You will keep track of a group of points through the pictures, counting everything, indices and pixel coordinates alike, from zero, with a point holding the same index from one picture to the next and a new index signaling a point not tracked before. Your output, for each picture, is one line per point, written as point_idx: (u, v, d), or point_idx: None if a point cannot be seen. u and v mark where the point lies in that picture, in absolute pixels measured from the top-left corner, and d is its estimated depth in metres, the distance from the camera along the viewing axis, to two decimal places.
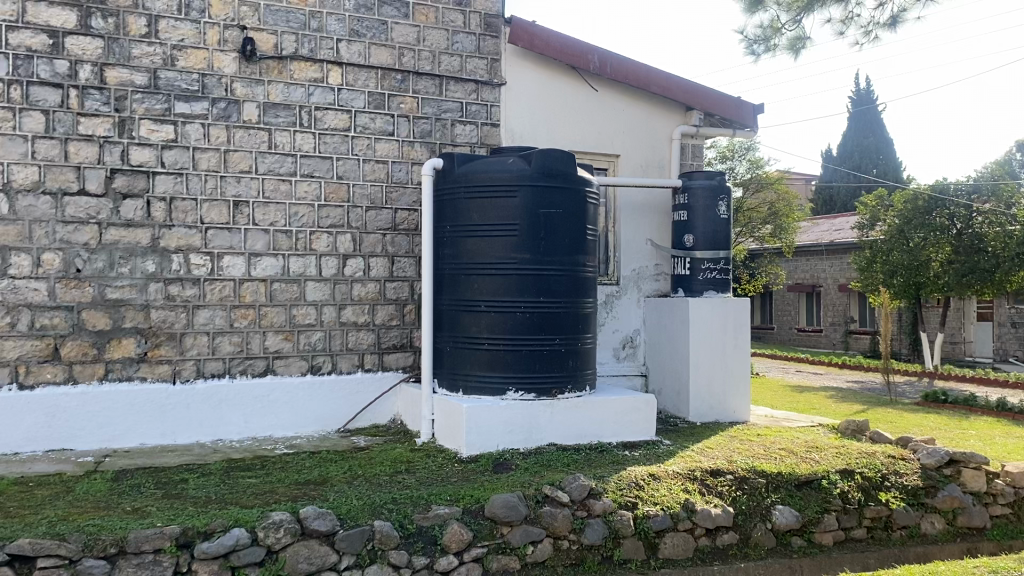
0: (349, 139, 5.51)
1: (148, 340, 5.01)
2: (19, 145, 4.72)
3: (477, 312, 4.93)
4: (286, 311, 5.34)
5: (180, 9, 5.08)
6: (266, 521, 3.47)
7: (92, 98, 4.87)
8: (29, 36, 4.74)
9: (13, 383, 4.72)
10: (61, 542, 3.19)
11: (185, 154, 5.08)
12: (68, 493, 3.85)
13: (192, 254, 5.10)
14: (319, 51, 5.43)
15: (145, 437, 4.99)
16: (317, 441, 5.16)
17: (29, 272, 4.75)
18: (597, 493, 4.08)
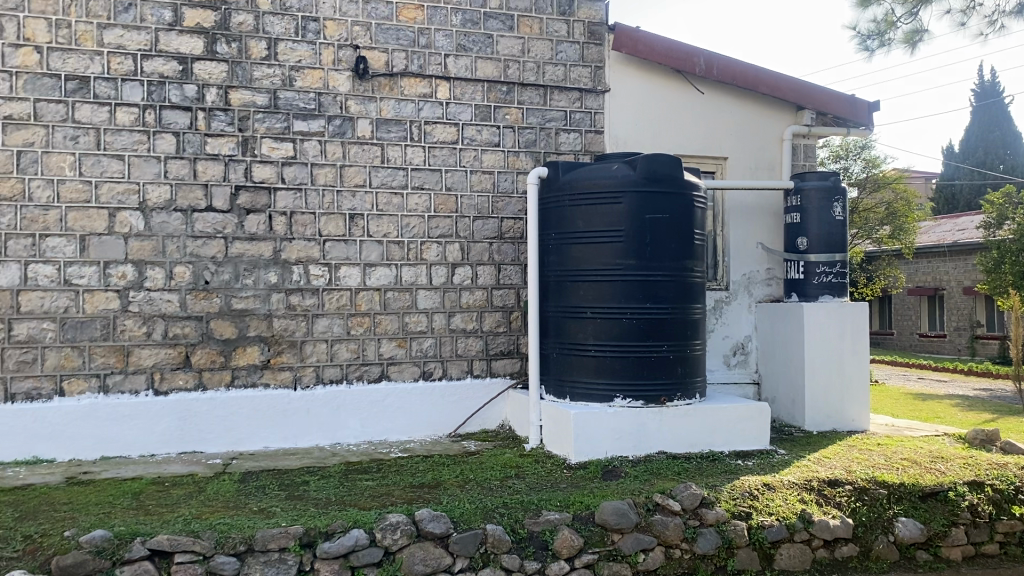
0: (457, 152, 5.64)
1: (271, 348, 5.25)
2: (153, 165, 5.04)
3: (582, 319, 4.95)
4: (398, 320, 5.50)
5: (297, 32, 5.31)
6: (384, 522, 3.60)
7: (218, 120, 5.16)
8: (161, 63, 5.06)
9: (150, 388, 5.04)
10: (195, 539, 3.39)
11: (304, 170, 5.31)
12: (200, 493, 4.08)
13: (312, 265, 5.32)
14: (428, 67, 5.58)
15: (268, 440, 5.23)
16: (430, 445, 5.28)
17: (163, 284, 5.06)
18: (709, 502, 4.03)
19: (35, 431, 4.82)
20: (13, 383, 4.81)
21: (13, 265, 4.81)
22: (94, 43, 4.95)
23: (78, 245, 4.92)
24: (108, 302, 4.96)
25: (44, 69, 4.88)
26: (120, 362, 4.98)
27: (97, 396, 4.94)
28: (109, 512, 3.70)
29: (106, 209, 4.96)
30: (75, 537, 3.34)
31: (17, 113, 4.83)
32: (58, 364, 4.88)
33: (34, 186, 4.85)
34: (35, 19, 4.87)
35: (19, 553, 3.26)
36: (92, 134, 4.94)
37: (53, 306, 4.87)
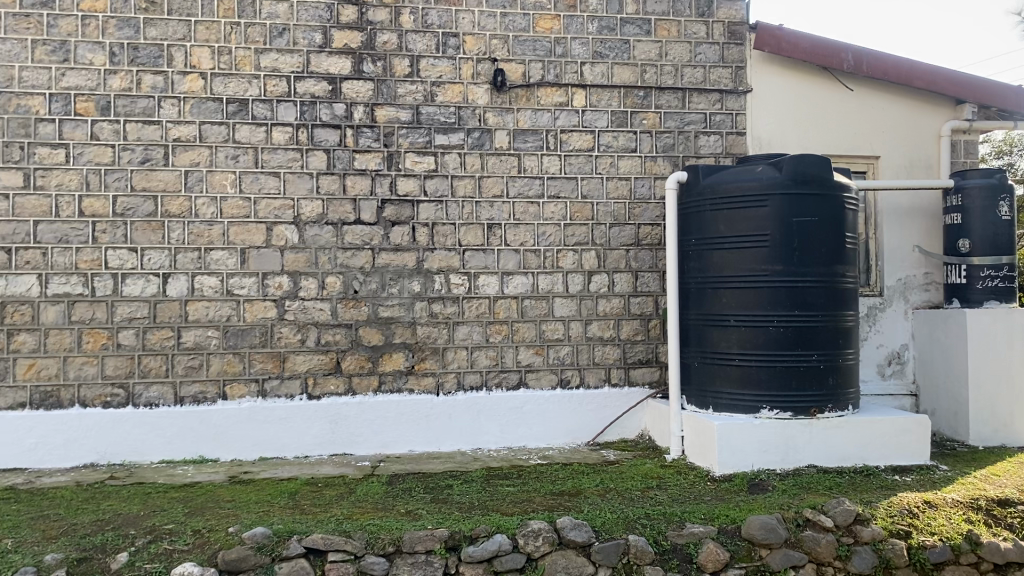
0: (593, 159, 5.63)
1: (415, 354, 5.40)
2: (306, 181, 5.30)
3: (726, 327, 4.82)
4: (536, 327, 5.54)
5: (438, 48, 5.46)
6: (526, 528, 3.63)
7: (365, 136, 5.37)
8: (313, 84, 5.32)
9: (303, 393, 5.29)
10: (347, 539, 3.53)
11: (445, 181, 5.45)
12: (351, 494, 4.25)
13: (452, 274, 5.44)
14: (564, 76, 5.61)
15: (413, 444, 5.38)
16: (569, 453, 5.29)
17: (316, 293, 5.30)
18: (865, 519, 3.83)
19: (203, 431, 5.16)
20: (181, 387, 5.17)
21: (182, 276, 5.18)
22: (252, 67, 5.27)
23: (239, 257, 5.23)
24: (265, 311, 5.25)
25: (208, 94, 5.23)
26: (277, 367, 5.25)
27: (256, 399, 5.24)
28: (268, 510, 3.90)
29: (263, 223, 5.26)
30: (238, 534, 3.54)
31: (183, 135, 5.20)
32: (221, 369, 5.20)
33: (200, 204, 5.20)
34: (201, 47, 5.22)
35: (190, 546, 3.48)
36: (251, 153, 5.26)
37: (216, 315, 5.20)
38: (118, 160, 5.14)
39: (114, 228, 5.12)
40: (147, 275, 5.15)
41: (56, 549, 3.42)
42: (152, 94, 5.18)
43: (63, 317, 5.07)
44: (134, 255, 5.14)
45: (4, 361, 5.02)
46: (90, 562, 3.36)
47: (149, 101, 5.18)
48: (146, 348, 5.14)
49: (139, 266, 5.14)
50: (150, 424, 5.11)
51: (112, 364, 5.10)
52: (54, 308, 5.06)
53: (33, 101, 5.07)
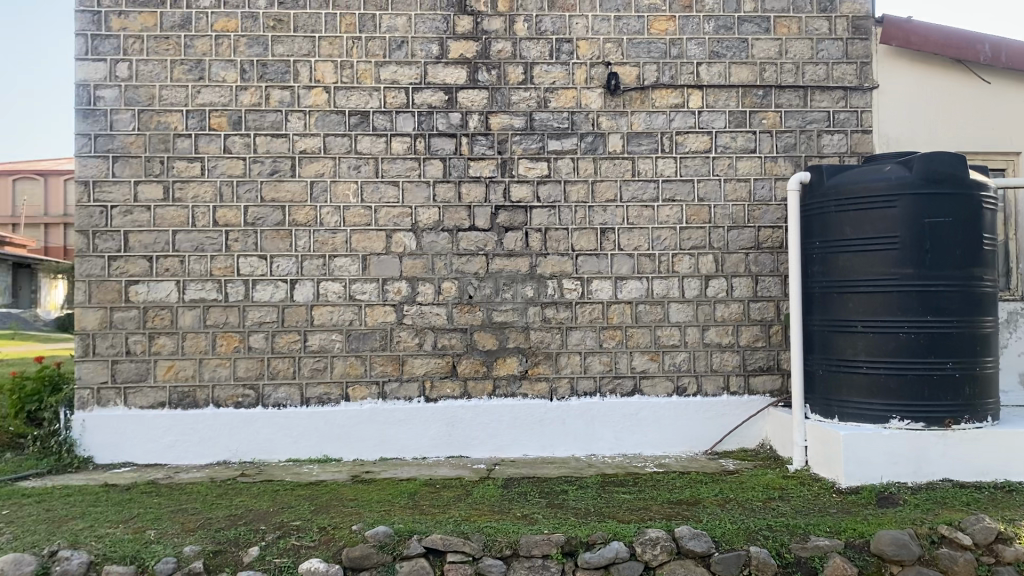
0: (710, 161, 5.52)
1: (529, 359, 5.43)
2: (424, 189, 5.42)
3: (852, 333, 4.64)
4: (651, 333, 5.48)
5: (552, 54, 5.49)
6: (643, 536, 3.59)
7: (479, 144, 5.45)
8: (430, 94, 5.44)
9: (421, 396, 5.40)
10: (465, 540, 3.58)
11: (558, 187, 5.46)
12: (468, 496, 4.31)
13: (566, 279, 5.45)
14: (680, 77, 5.53)
15: (528, 448, 5.41)
16: (686, 461, 5.20)
17: (432, 298, 5.41)
18: (1007, 538, 3.61)
19: (326, 432, 5.34)
20: (307, 388, 5.37)
21: (308, 282, 5.39)
22: (373, 80, 5.43)
23: (360, 263, 5.40)
24: (385, 315, 5.40)
25: (331, 107, 5.42)
26: (396, 370, 5.39)
27: (377, 401, 5.39)
28: (389, 510, 4.00)
29: (383, 231, 5.41)
30: (361, 532, 3.65)
31: (309, 148, 5.41)
32: (344, 372, 5.38)
33: (324, 213, 5.40)
34: (324, 62, 5.43)
35: (317, 542, 3.61)
36: (372, 163, 5.42)
37: (340, 320, 5.38)
38: (249, 172, 5.40)
39: (245, 237, 5.38)
40: (275, 281, 5.38)
41: (194, 541, 3.61)
42: (280, 108, 5.42)
43: (199, 322, 5.36)
44: (263, 263, 5.38)
45: (146, 362, 5.34)
46: (225, 554, 3.52)
47: (277, 115, 5.41)
48: (274, 351, 5.37)
49: (268, 273, 5.38)
50: (278, 424, 5.33)
51: (244, 366, 5.35)
52: (191, 313, 5.36)
53: (172, 118, 5.39)
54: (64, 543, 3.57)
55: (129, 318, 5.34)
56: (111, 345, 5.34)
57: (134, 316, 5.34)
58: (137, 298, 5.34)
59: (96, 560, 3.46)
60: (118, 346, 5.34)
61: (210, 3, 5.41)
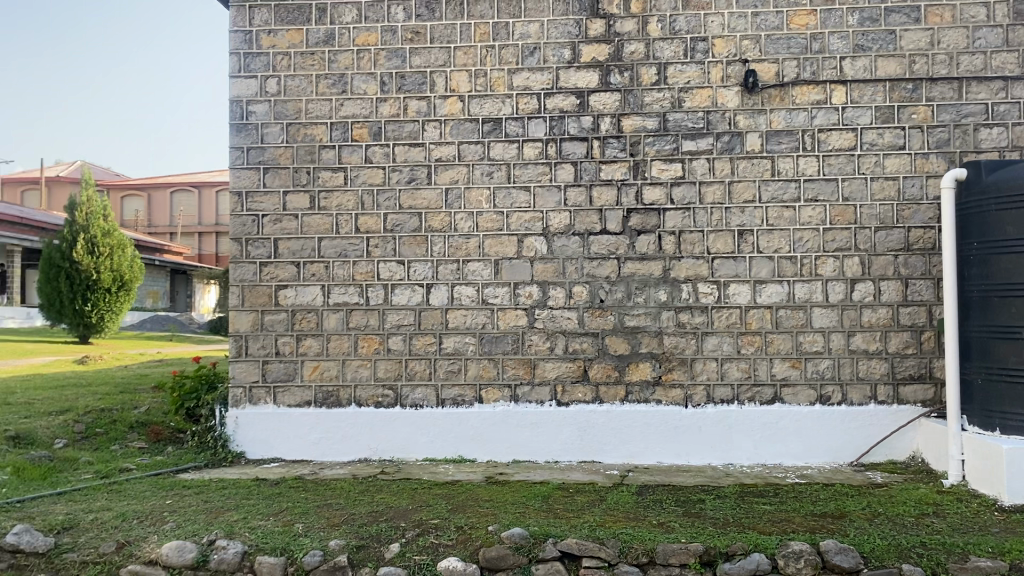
0: (855, 159, 5.29)
1: (663, 365, 5.35)
2: (555, 194, 5.45)
3: (1015, 340, 4.33)
4: (792, 339, 5.29)
5: (686, 54, 5.40)
6: (786, 549, 3.48)
7: (612, 147, 5.42)
8: (562, 99, 5.46)
9: (553, 400, 5.42)
10: (601, 545, 3.56)
11: (693, 188, 5.36)
12: (602, 501, 4.28)
13: (701, 283, 5.34)
14: (821, 73, 5.33)
15: (662, 455, 5.34)
16: (829, 473, 4.99)
17: (564, 302, 5.42)
18: None
19: (461, 433, 5.44)
20: (442, 389, 5.49)
21: (442, 286, 5.51)
22: (506, 87, 5.51)
23: (493, 268, 5.47)
24: (517, 319, 5.45)
25: (466, 115, 5.53)
26: (528, 374, 5.43)
27: (509, 404, 5.44)
28: (523, 512, 4.03)
29: (515, 236, 5.47)
30: (497, 533, 3.69)
31: (444, 155, 5.54)
32: (478, 374, 5.46)
33: (458, 218, 5.51)
34: (459, 71, 5.54)
35: (454, 541, 3.67)
36: (504, 169, 5.49)
37: (473, 323, 5.48)
38: (388, 181, 5.57)
39: (384, 243, 5.56)
40: (412, 286, 5.53)
41: (339, 536, 3.75)
42: (417, 118, 5.57)
43: (342, 324, 5.58)
44: (402, 267, 5.54)
45: (294, 362, 5.60)
46: (368, 549, 3.63)
47: (414, 125, 5.57)
48: (412, 353, 5.52)
49: (406, 278, 5.54)
50: (415, 424, 5.48)
51: (383, 367, 5.53)
52: (334, 316, 5.58)
53: (317, 130, 5.64)
54: (221, 533, 3.78)
55: (279, 320, 5.62)
56: (261, 346, 5.63)
57: (283, 319, 5.62)
58: (286, 302, 5.62)
59: (249, 550, 3.64)
60: (268, 347, 5.63)
61: (352, 18, 5.63)
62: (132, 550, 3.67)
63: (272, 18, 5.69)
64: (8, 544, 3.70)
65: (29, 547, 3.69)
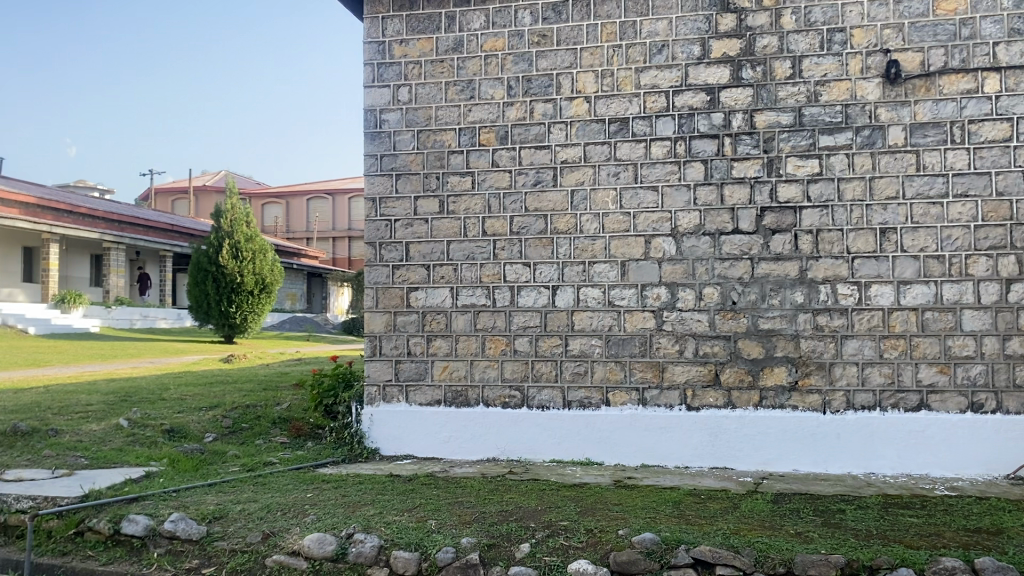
0: (1010, 150, 4.95)
1: (799, 369, 5.17)
2: (684, 193, 5.35)
3: None
4: (940, 343, 5.00)
5: (823, 45, 5.19)
6: (937, 565, 3.28)
7: (744, 144, 5.28)
8: (691, 96, 5.36)
9: (683, 404, 5.32)
10: (735, 554, 3.46)
11: (831, 185, 5.15)
12: (735, 509, 4.17)
13: (840, 284, 5.12)
14: (972, 60, 5.01)
15: (798, 463, 5.15)
16: (983, 485, 4.67)
17: (694, 304, 5.32)
18: None
19: (589, 435, 5.43)
20: (569, 391, 5.49)
21: (568, 288, 5.51)
22: (633, 86, 5.46)
23: (620, 269, 5.43)
24: (645, 321, 5.38)
25: (592, 116, 5.51)
26: (656, 377, 5.35)
27: (637, 407, 5.38)
28: (654, 517, 3.98)
29: (643, 236, 5.40)
30: (627, 538, 3.66)
31: (570, 157, 5.54)
32: (605, 376, 5.43)
33: (585, 220, 5.50)
34: (586, 72, 5.54)
35: (584, 544, 3.66)
36: (631, 169, 5.44)
37: (600, 325, 5.45)
38: (515, 184, 5.62)
39: (511, 245, 5.62)
40: (538, 288, 5.56)
41: (470, 534, 3.80)
42: (544, 120, 5.60)
43: (471, 326, 5.67)
44: (528, 269, 5.58)
45: (425, 362, 5.74)
46: (499, 548, 3.67)
47: (541, 128, 5.60)
48: (539, 354, 5.54)
49: (532, 279, 5.57)
50: (543, 425, 5.50)
51: (510, 368, 5.58)
52: (463, 317, 5.68)
53: (446, 136, 5.76)
54: (358, 527, 3.91)
55: (410, 322, 5.78)
56: (394, 346, 5.81)
57: (414, 320, 5.77)
58: (417, 303, 5.77)
59: (385, 545, 3.74)
60: (400, 347, 5.79)
61: (480, 25, 5.73)
62: (276, 541, 3.85)
63: (404, 28, 5.87)
64: (166, 531, 3.95)
65: (184, 535, 3.93)
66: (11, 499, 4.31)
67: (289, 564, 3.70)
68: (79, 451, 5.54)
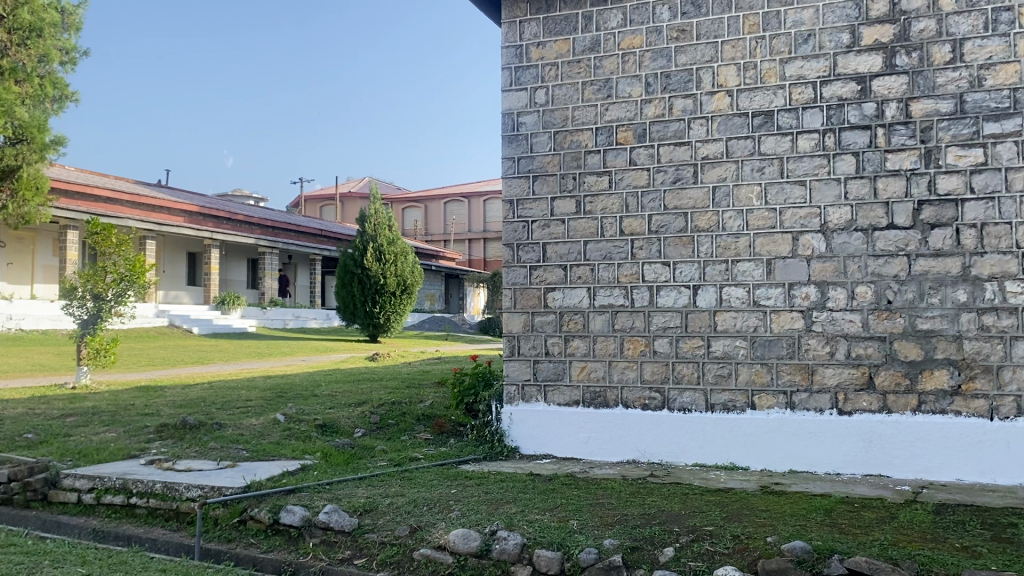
0: None
1: (962, 372, 4.84)
2: (834, 187, 5.12)
3: None
4: None
5: (987, 26, 4.85)
6: None
7: (898, 134, 5.00)
8: (840, 86, 5.13)
9: (834, 408, 5.09)
10: (895, 567, 3.28)
11: (997, 176, 4.80)
12: (893, 519, 3.95)
13: (1009, 281, 4.76)
14: None
15: (963, 473, 4.83)
16: None
17: (845, 304, 5.08)
18: None
19: (733, 439, 5.29)
20: (712, 394, 5.37)
21: (711, 288, 5.39)
22: (777, 78, 5.28)
23: (765, 268, 5.26)
24: (793, 322, 5.19)
25: (734, 110, 5.37)
26: (805, 380, 5.15)
27: (785, 411, 5.20)
28: (804, 525, 3.83)
29: (789, 234, 5.21)
30: (776, 545, 3.53)
31: (712, 153, 5.42)
32: (750, 379, 5.28)
33: (728, 217, 5.36)
34: (727, 65, 5.40)
35: (730, 550, 3.57)
36: (777, 164, 5.26)
37: (745, 325, 5.30)
38: (653, 182, 5.56)
39: (650, 244, 5.55)
40: (679, 287, 5.47)
41: (612, 536, 3.78)
42: (683, 116, 5.50)
43: (609, 326, 5.64)
44: (668, 269, 5.50)
45: (563, 362, 5.76)
46: (642, 551, 3.62)
47: (680, 124, 5.51)
48: (679, 355, 5.45)
49: (672, 279, 5.48)
50: (684, 428, 5.41)
51: (650, 370, 5.52)
52: (601, 318, 5.66)
53: (584, 136, 5.76)
54: (502, 524, 3.97)
55: (548, 322, 5.82)
56: (532, 346, 5.86)
57: (552, 320, 5.81)
58: (554, 304, 5.80)
59: (528, 543, 3.77)
60: (539, 347, 5.84)
61: (617, 23, 5.70)
62: (423, 535, 3.96)
63: (541, 31, 5.92)
64: (320, 522, 4.14)
65: (337, 525, 4.11)
66: (182, 487, 4.65)
67: (435, 558, 3.79)
68: (240, 444, 5.89)
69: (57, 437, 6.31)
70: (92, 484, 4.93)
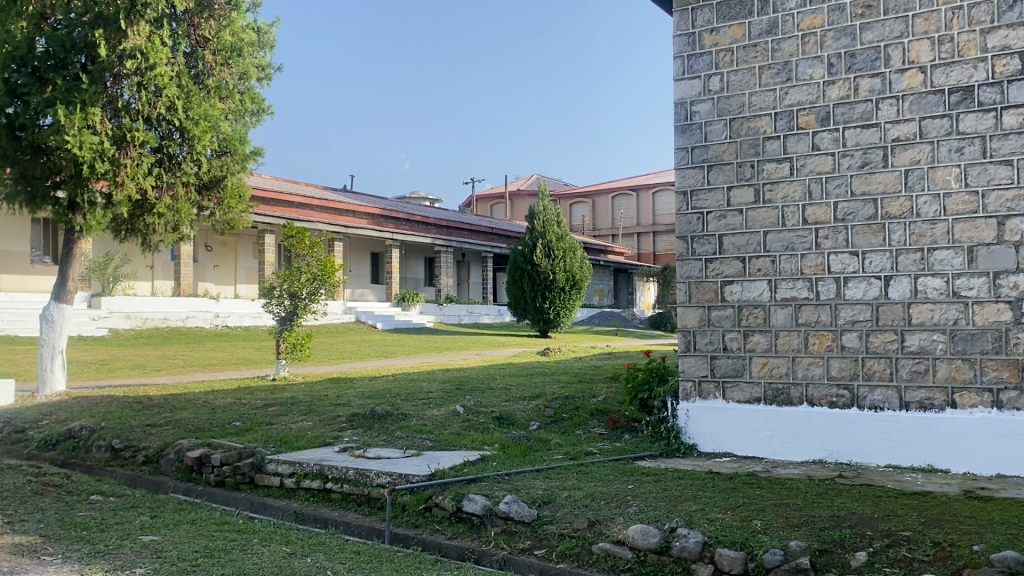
0: None
1: None
2: None
3: None
4: None
5: None
6: None
7: None
8: None
9: None
10: None
11: None
12: None
13: None
14: None
15: None
16: None
17: None
18: None
19: (931, 440, 4.94)
20: (906, 391, 5.04)
21: (904, 278, 5.06)
22: (978, 50, 4.87)
23: (966, 256, 4.88)
24: (999, 314, 4.78)
25: (928, 87, 5.02)
26: (1015, 377, 4.72)
27: (991, 410, 4.80)
28: (1017, 534, 3.52)
29: (994, 218, 4.80)
30: (985, 554, 3.27)
31: (903, 134, 5.08)
32: (950, 376, 4.91)
33: (922, 202, 5.01)
34: (920, 40, 5.05)
35: (932, 558, 3.34)
36: (978, 143, 4.86)
37: (943, 318, 4.94)
38: (838, 167, 5.29)
39: (835, 234, 5.29)
40: (869, 278, 5.17)
41: (799, 537, 3.64)
42: (870, 97, 5.20)
43: (791, 320, 5.43)
44: (856, 259, 5.22)
45: (743, 358, 5.61)
46: (832, 555, 3.46)
47: (867, 105, 5.20)
48: (870, 351, 5.16)
49: (861, 270, 5.20)
50: (875, 428, 5.12)
51: (838, 366, 5.26)
52: (783, 312, 5.46)
53: (761, 122, 5.58)
54: (682, 521, 3.91)
55: (726, 316, 5.68)
56: (709, 341, 5.75)
57: (730, 315, 5.66)
58: (732, 297, 5.65)
59: (709, 542, 3.69)
60: (716, 342, 5.72)
61: (796, 3, 5.47)
62: (602, 529, 3.97)
63: (714, 16, 5.80)
64: (501, 511, 4.25)
65: (518, 516, 4.20)
66: (373, 474, 4.91)
67: (614, 553, 3.80)
68: (424, 434, 6.15)
69: (262, 424, 6.84)
70: (293, 469, 5.30)
